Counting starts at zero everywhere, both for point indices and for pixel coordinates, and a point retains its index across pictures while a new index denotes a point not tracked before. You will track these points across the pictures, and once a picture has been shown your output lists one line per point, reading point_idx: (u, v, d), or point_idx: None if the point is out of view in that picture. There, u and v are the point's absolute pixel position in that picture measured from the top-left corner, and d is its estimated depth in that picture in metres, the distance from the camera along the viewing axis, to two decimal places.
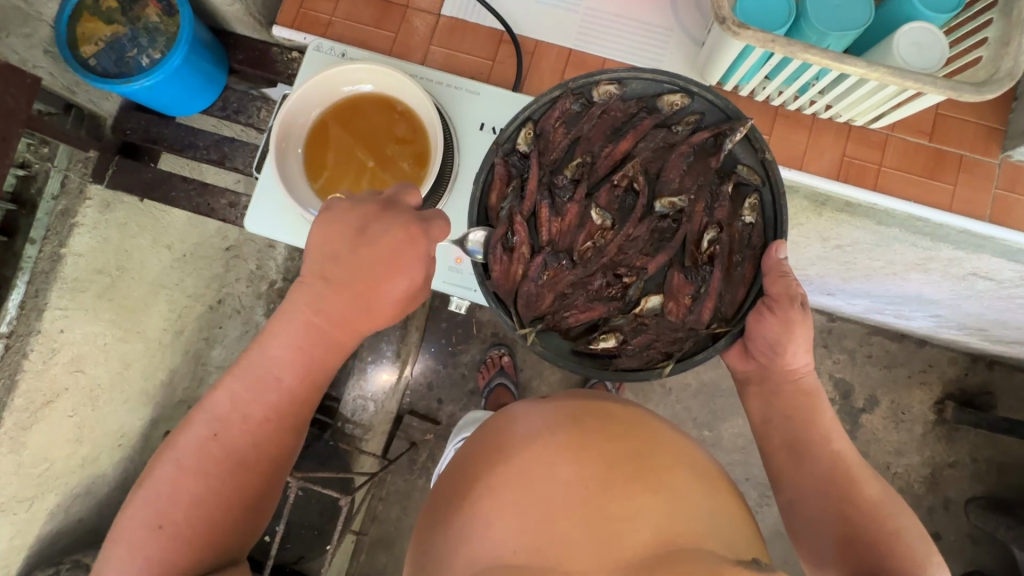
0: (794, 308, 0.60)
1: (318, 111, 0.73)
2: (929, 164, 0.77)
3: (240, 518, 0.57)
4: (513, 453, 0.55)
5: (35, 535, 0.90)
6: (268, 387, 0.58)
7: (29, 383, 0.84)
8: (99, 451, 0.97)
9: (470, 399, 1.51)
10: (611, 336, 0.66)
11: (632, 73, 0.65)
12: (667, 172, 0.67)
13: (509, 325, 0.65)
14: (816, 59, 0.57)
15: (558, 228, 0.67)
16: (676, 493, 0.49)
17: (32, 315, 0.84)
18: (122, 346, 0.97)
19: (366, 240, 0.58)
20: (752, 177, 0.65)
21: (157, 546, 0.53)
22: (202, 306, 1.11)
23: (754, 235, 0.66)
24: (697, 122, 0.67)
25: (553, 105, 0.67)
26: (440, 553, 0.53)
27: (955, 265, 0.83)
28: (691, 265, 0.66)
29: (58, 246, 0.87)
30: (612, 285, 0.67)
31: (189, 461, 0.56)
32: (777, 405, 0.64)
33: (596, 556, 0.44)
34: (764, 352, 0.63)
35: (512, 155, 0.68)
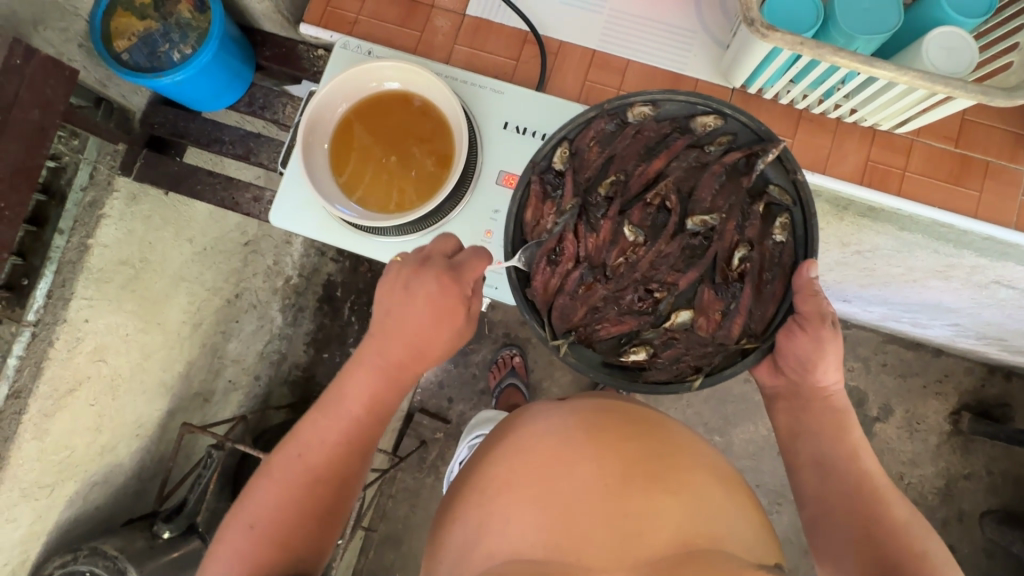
0: (824, 326, 0.62)
1: (343, 109, 0.74)
2: (954, 170, 0.77)
3: (321, 524, 0.60)
4: (531, 451, 0.54)
5: (55, 522, 0.91)
6: (341, 416, 0.63)
7: (54, 370, 0.84)
8: (118, 440, 0.99)
9: (481, 399, 1.52)
10: (643, 349, 0.66)
11: (666, 96, 0.66)
12: (700, 191, 0.66)
13: (542, 335, 0.66)
14: (845, 62, 0.57)
15: (593, 244, 0.67)
16: (695, 494, 0.49)
17: (58, 304, 0.84)
18: (142, 337, 0.99)
19: (411, 298, 0.61)
20: (784, 197, 0.65)
21: (252, 549, 0.57)
22: (220, 300, 1.16)
23: (785, 253, 0.65)
24: (729, 142, 0.67)
25: (587, 124, 0.67)
26: (456, 546, 0.53)
27: (977, 273, 0.82)
28: (722, 282, 0.66)
29: (85, 237, 0.86)
30: (643, 300, 0.67)
31: (279, 472, 0.61)
32: (809, 422, 0.66)
33: (614, 552, 0.45)
34: (795, 368, 0.66)
35: (547, 172, 0.68)
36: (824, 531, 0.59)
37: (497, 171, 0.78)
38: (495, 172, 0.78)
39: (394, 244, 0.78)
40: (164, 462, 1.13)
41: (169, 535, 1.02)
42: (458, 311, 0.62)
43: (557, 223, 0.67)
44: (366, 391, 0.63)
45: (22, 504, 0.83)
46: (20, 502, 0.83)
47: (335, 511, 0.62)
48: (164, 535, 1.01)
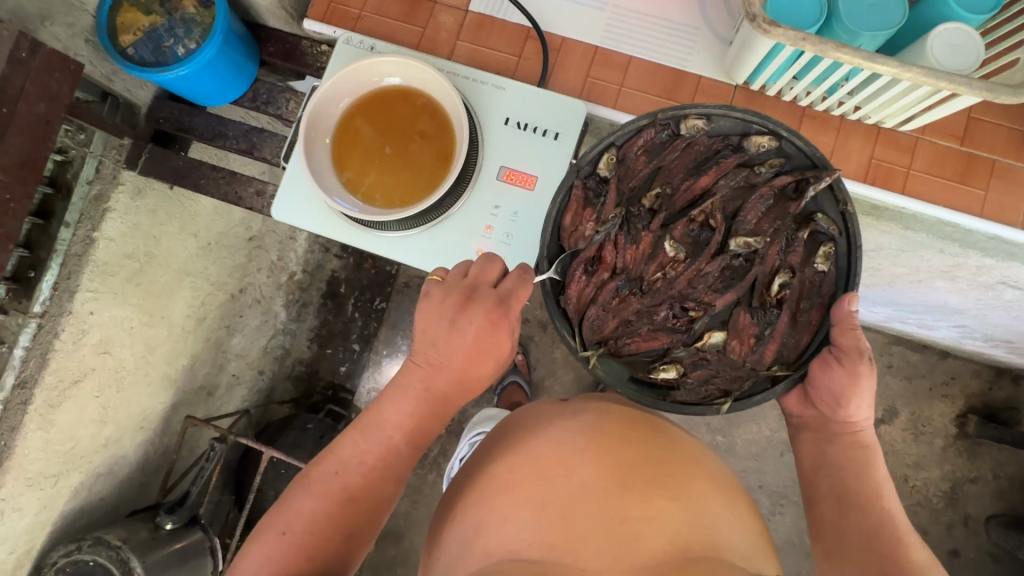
0: (862, 361, 0.60)
1: (345, 105, 0.74)
2: (959, 169, 0.76)
3: (345, 537, 0.60)
4: (531, 453, 0.55)
5: (60, 512, 0.92)
6: (382, 438, 0.63)
7: (59, 361, 0.85)
8: (122, 432, 1.01)
9: (483, 396, 1.53)
10: (672, 368, 0.65)
11: (722, 111, 0.65)
12: (745, 213, 0.66)
13: (572, 346, 0.66)
14: (847, 59, 0.56)
15: (631, 256, 0.67)
16: (695, 500, 0.48)
17: (64, 297, 0.85)
18: (147, 331, 1.00)
19: (457, 331, 0.61)
20: (830, 227, 0.64)
21: (280, 552, 0.58)
22: (224, 295, 1.17)
23: (826, 283, 0.65)
24: (780, 166, 0.66)
25: (638, 133, 0.67)
26: (453, 548, 0.53)
27: (983, 273, 0.81)
28: (759, 306, 0.66)
29: (91, 230, 0.87)
30: (677, 317, 0.67)
31: (315, 484, 0.61)
32: (832, 452, 0.66)
33: (608, 555, 0.44)
34: (829, 403, 0.64)
35: (591, 178, 0.68)
36: (839, 554, 0.60)
37: (498, 166, 0.78)
38: (496, 167, 0.78)
39: (394, 240, 0.79)
40: (169, 454, 1.15)
41: (171, 526, 1.02)
42: (504, 341, 0.63)
43: (601, 232, 0.66)
44: (401, 416, 0.64)
45: (27, 494, 0.84)
46: (25, 491, 0.84)
47: (363, 531, 0.62)
48: (166, 526, 1.02)
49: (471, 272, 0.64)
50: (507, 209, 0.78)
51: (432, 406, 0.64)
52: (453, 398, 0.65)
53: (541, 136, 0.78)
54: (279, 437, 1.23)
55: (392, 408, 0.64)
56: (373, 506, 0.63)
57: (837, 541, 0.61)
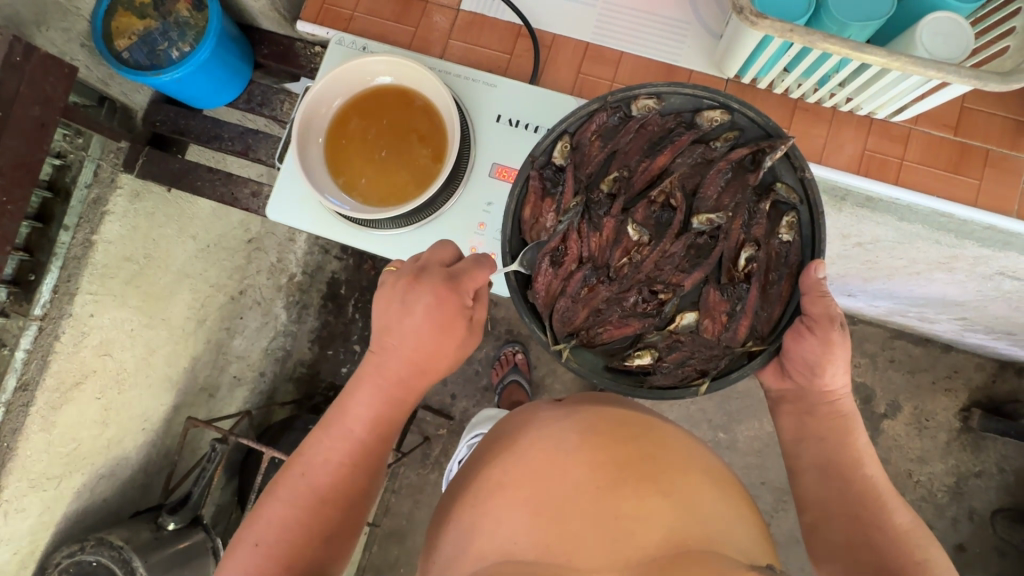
0: (834, 329, 0.59)
1: (338, 105, 0.75)
2: (953, 159, 0.76)
3: (319, 540, 0.60)
4: (522, 452, 0.55)
5: (63, 513, 0.93)
6: (346, 440, 0.63)
7: (60, 363, 0.86)
8: (124, 433, 1.02)
9: (484, 395, 1.55)
10: (647, 353, 0.66)
11: (671, 88, 0.65)
12: (705, 188, 0.67)
13: (544, 341, 0.66)
14: (836, 49, 0.57)
15: (596, 244, 0.67)
16: (688, 495, 0.48)
17: (64, 299, 0.86)
18: (147, 332, 1.01)
19: (409, 313, 0.62)
20: (791, 196, 0.64)
21: (257, 563, 0.57)
22: (225, 296, 1.18)
23: (792, 253, 0.65)
24: (736, 138, 0.66)
25: (590, 119, 0.67)
26: (448, 549, 0.53)
27: (981, 265, 0.82)
28: (727, 282, 0.66)
29: (90, 233, 0.88)
30: (647, 301, 0.67)
31: (280, 489, 0.61)
32: (812, 424, 0.65)
33: (603, 553, 0.45)
34: (803, 372, 0.63)
35: (547, 167, 0.68)
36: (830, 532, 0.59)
37: (490, 164, 0.78)
38: (488, 165, 0.78)
39: (386, 238, 0.79)
40: (171, 455, 1.16)
41: (174, 526, 1.04)
42: (457, 319, 0.63)
43: (572, 223, 0.66)
44: (364, 410, 0.64)
45: (30, 495, 0.86)
46: (28, 492, 0.85)
47: (337, 540, 0.61)
48: (169, 526, 1.03)
49: (423, 254, 0.65)
50: (499, 206, 0.78)
51: (393, 395, 0.64)
52: (415, 385, 0.65)
53: (533, 133, 0.78)
54: (281, 437, 1.25)
55: (356, 401, 0.64)
56: (343, 509, 0.62)
57: (821, 510, 0.61)
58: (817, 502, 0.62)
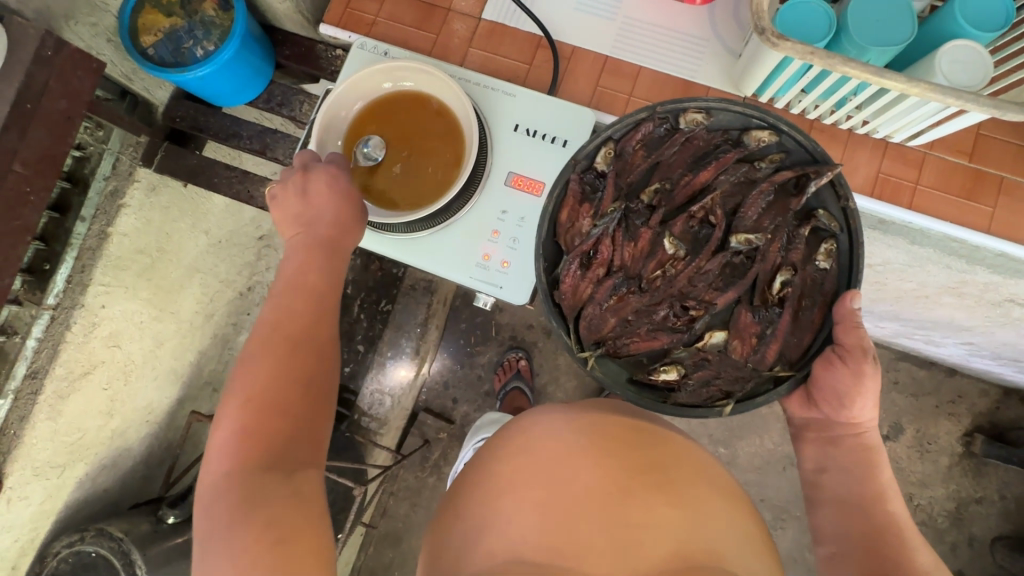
0: (866, 360, 0.61)
1: (359, 108, 0.76)
2: (967, 185, 0.76)
3: (305, 389, 0.53)
4: (532, 450, 0.54)
5: (64, 501, 0.94)
6: (296, 284, 0.59)
7: (70, 353, 0.87)
8: (128, 425, 1.02)
9: (485, 401, 1.55)
10: (673, 368, 0.65)
11: (722, 104, 0.67)
12: (746, 209, 0.66)
13: (569, 347, 0.65)
14: (855, 73, 0.58)
15: (630, 254, 0.67)
16: (698, 508, 0.49)
17: (76, 289, 0.87)
18: (156, 326, 1.01)
19: (310, 192, 0.64)
20: (832, 223, 0.64)
21: (250, 424, 0.51)
22: (234, 292, 1.18)
23: (828, 280, 0.64)
24: (781, 161, 0.67)
25: (636, 128, 0.68)
26: (451, 549, 0.51)
27: (990, 291, 0.83)
28: (760, 304, 0.65)
29: (105, 225, 0.89)
30: (678, 317, 0.66)
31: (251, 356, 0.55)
32: (836, 454, 0.67)
33: (612, 561, 0.45)
34: (831, 402, 0.65)
35: (588, 173, 0.68)
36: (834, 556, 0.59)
37: (505, 172, 0.79)
38: (504, 173, 0.79)
39: (400, 241, 0.79)
40: (172, 448, 1.16)
41: (173, 520, 1.03)
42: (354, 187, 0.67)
43: (607, 228, 0.66)
44: (307, 269, 0.61)
45: (33, 483, 0.86)
46: (32, 480, 0.86)
47: (303, 441, 0.52)
48: (168, 519, 1.02)
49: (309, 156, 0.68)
50: (514, 215, 0.78)
51: (328, 248, 0.63)
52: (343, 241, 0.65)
53: (551, 143, 0.79)
54: None
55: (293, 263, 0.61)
56: (307, 393, 0.54)
57: (837, 544, 0.61)
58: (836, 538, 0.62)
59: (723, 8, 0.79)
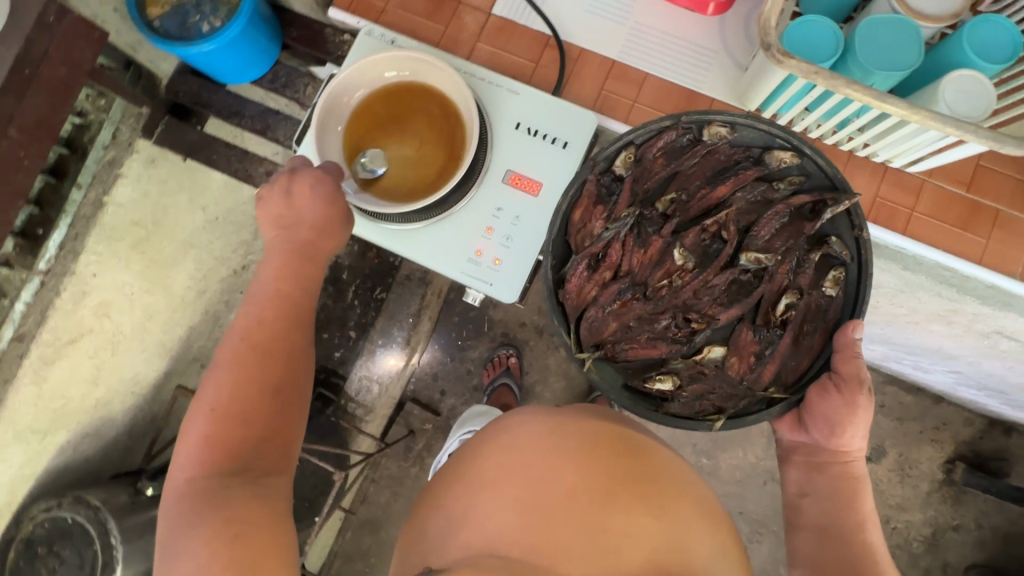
0: (861, 391, 0.61)
1: (361, 95, 0.76)
2: (962, 216, 0.76)
3: (269, 395, 0.56)
4: (518, 447, 0.55)
5: (44, 466, 0.96)
6: (264, 292, 0.61)
7: (57, 320, 0.91)
8: (113, 396, 1.01)
9: (472, 395, 1.56)
10: (668, 379, 0.66)
11: (747, 121, 0.65)
12: (759, 228, 0.66)
13: (568, 345, 0.67)
14: (857, 95, 0.58)
15: (638, 260, 0.68)
16: (678, 521, 0.49)
17: (68, 257, 0.91)
18: (147, 298, 1.01)
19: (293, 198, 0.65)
20: (843, 252, 0.64)
21: (214, 427, 0.53)
22: (228, 270, 1.09)
23: (832, 308, 0.65)
24: (800, 184, 0.66)
25: (658, 134, 0.67)
26: (431, 539, 0.53)
27: (979, 321, 0.84)
28: (762, 324, 0.66)
29: (101, 194, 0.95)
30: (679, 327, 0.67)
31: (219, 362, 0.57)
32: (819, 482, 0.66)
33: (585, 567, 0.45)
34: (822, 427, 0.65)
35: (606, 175, 0.68)
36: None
37: (504, 170, 0.79)
38: (503, 171, 0.79)
39: (396, 232, 0.79)
40: None
41: (151, 492, 1.03)
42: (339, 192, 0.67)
43: (619, 232, 0.67)
44: (276, 277, 0.62)
45: (13, 446, 0.90)
46: (10, 442, 0.89)
47: (272, 444, 0.54)
48: (146, 492, 1.03)
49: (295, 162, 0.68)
50: (510, 213, 0.78)
51: (302, 257, 0.64)
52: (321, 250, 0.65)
53: (552, 145, 0.78)
54: None
55: (267, 270, 0.63)
56: (272, 395, 0.56)
57: (814, 569, 0.61)
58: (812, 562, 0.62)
59: (733, 21, 0.79)
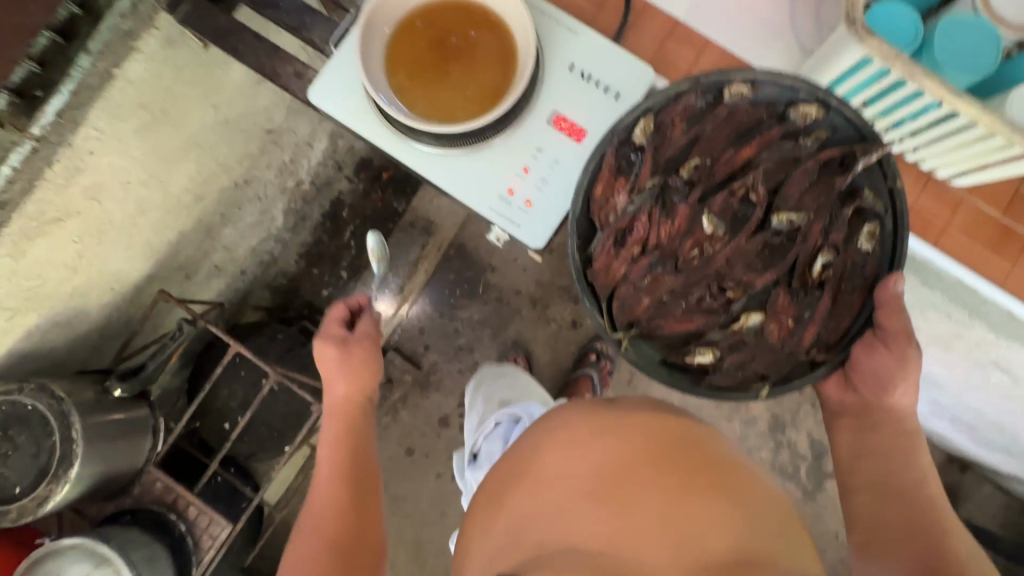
0: (909, 346, 0.65)
1: (407, 9, 0.70)
2: (994, 239, 0.75)
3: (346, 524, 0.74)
4: (579, 435, 0.55)
5: (9, 348, 0.91)
6: (322, 483, 0.78)
7: (45, 194, 0.83)
8: (90, 287, 0.98)
9: (456, 354, 1.54)
10: (708, 351, 0.65)
11: (769, 77, 0.63)
12: (788, 187, 0.63)
13: (602, 326, 0.66)
14: (933, 88, 0.57)
15: (666, 232, 0.64)
16: (755, 507, 0.47)
17: (66, 127, 0.82)
18: (142, 192, 0.97)
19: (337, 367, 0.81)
20: (877, 204, 0.63)
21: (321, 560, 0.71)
22: (230, 181, 1.13)
23: (869, 264, 0.64)
24: (826, 139, 0.64)
25: (676, 98, 0.65)
26: (503, 536, 0.54)
27: (979, 349, 0.88)
28: (799, 287, 0.64)
29: (112, 66, 0.84)
30: (714, 298, 0.64)
31: (307, 531, 0.74)
32: (872, 440, 0.71)
33: (665, 550, 0.44)
34: (871, 386, 0.69)
35: (625, 146, 0.66)
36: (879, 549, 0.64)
37: (550, 110, 0.75)
38: (548, 111, 0.75)
39: (429, 156, 0.75)
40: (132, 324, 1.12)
41: (119, 394, 1.01)
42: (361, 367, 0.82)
43: (643, 206, 0.64)
44: (334, 442, 0.80)
45: None
46: None
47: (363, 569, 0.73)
48: (114, 392, 1.00)
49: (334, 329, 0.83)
50: (549, 155, 0.75)
51: (353, 418, 0.83)
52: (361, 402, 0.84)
53: (602, 93, 0.75)
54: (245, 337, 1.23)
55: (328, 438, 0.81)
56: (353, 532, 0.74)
57: (874, 530, 0.66)
58: (872, 522, 0.67)
59: (806, 1, 0.75)
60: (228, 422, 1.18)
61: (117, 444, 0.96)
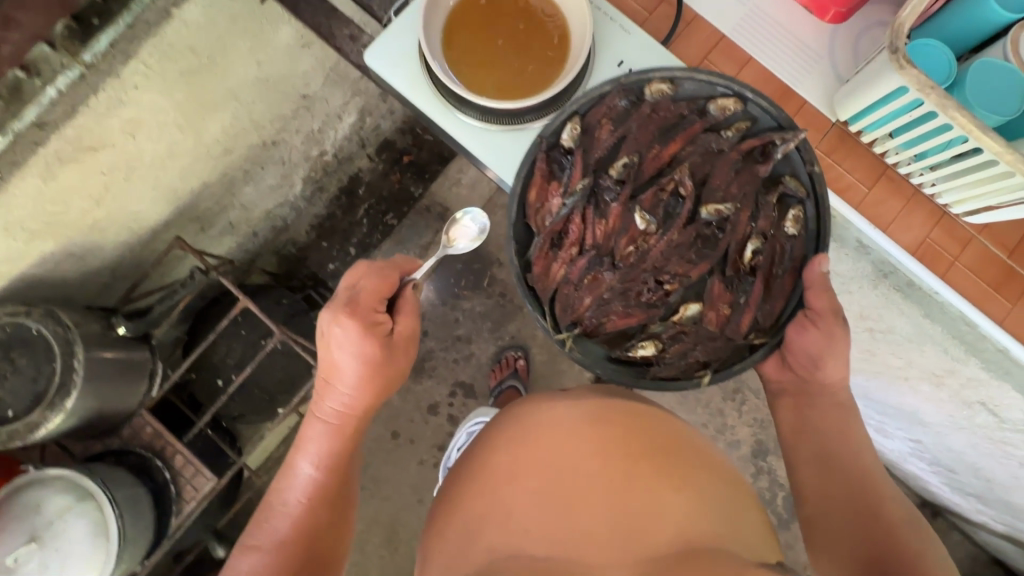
0: (834, 321, 0.69)
1: None
2: (997, 278, 0.78)
3: (303, 546, 0.75)
4: (536, 438, 0.64)
5: (21, 271, 0.90)
6: (301, 481, 0.79)
7: (85, 119, 0.83)
8: (109, 224, 0.98)
9: (454, 344, 1.54)
10: (650, 344, 0.72)
11: (685, 75, 0.70)
12: (713, 180, 0.71)
13: (546, 327, 0.72)
14: (960, 120, 0.60)
15: (602, 231, 0.71)
16: (698, 489, 0.60)
17: (117, 57, 0.83)
18: (175, 135, 0.97)
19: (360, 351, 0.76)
20: (800, 189, 0.69)
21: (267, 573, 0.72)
22: (258, 138, 1.14)
23: (795, 246, 0.70)
24: (746, 129, 0.72)
25: (601, 100, 0.71)
26: (456, 542, 0.60)
27: (969, 388, 0.89)
28: (733, 274, 0.71)
29: (170, 4, 0.85)
30: (653, 291, 0.72)
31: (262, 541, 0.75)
32: (812, 417, 0.75)
33: (618, 538, 0.55)
34: (805, 364, 0.73)
35: (556, 149, 0.72)
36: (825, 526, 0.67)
37: None
38: None
39: (471, 128, 0.77)
40: (142, 267, 1.12)
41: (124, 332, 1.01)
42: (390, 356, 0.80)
43: (576, 207, 0.71)
44: (320, 454, 0.80)
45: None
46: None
47: None
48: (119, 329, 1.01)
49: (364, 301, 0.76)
50: None
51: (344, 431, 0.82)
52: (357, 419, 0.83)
53: None
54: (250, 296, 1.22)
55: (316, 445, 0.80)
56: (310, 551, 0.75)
57: (824, 506, 0.68)
58: (821, 501, 0.69)
59: (847, 32, 0.79)
60: (220, 379, 1.18)
61: (115, 381, 0.95)
